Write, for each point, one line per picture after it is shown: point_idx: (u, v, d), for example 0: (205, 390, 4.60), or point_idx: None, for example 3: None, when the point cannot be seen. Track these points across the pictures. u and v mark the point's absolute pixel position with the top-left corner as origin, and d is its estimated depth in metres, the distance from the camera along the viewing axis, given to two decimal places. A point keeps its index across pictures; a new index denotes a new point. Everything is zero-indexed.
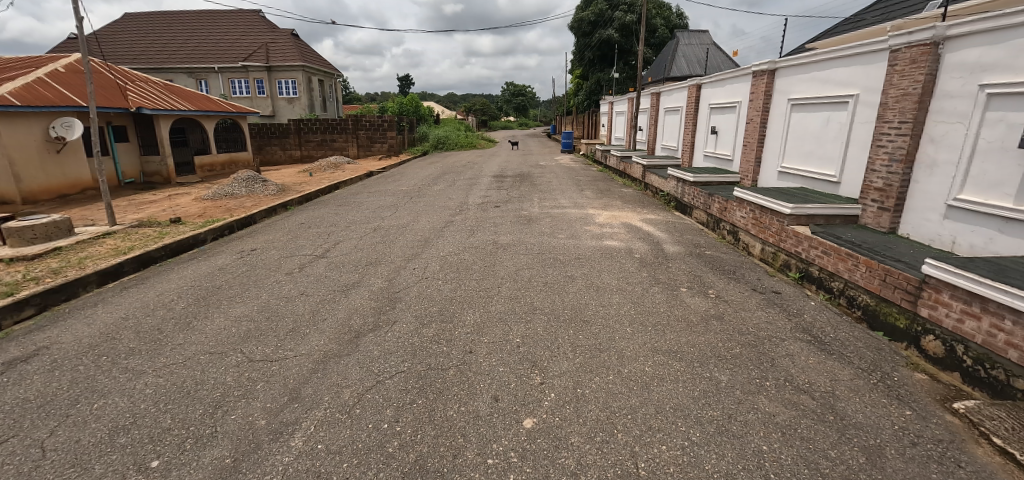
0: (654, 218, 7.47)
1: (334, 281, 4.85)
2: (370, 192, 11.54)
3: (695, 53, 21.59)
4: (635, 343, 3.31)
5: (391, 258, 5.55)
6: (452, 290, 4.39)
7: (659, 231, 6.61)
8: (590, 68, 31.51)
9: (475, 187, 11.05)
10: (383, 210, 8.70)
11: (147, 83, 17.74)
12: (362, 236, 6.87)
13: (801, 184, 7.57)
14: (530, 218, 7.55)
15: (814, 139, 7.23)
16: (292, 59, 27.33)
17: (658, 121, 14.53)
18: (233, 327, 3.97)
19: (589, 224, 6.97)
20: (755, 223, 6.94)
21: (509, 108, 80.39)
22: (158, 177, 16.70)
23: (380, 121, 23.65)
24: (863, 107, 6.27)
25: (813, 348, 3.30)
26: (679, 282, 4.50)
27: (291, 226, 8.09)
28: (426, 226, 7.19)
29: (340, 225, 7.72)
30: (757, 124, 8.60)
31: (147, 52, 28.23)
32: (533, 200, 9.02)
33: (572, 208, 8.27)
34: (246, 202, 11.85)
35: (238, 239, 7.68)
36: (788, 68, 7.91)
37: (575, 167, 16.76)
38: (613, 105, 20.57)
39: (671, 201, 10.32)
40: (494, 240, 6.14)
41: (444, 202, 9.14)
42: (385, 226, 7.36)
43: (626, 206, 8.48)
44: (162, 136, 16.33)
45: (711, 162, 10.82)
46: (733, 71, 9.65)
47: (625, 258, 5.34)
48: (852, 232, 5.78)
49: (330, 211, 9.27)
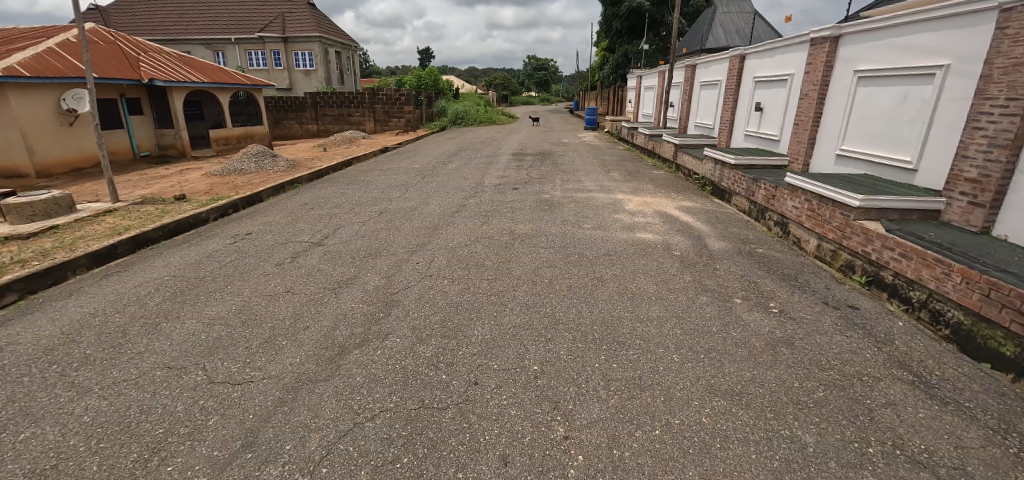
0: (692, 207, 6.64)
1: (325, 276, 4.23)
2: (382, 169, 10.88)
3: (734, 22, 20.01)
4: (687, 379, 2.60)
5: (394, 248, 4.90)
6: (458, 293, 3.71)
7: (699, 222, 5.79)
8: (617, 39, 29.95)
9: (493, 166, 10.29)
10: (393, 191, 8.04)
11: (161, 53, 17.31)
12: (366, 220, 6.24)
13: (864, 170, 6.68)
14: (551, 203, 6.80)
15: (884, 117, 6.32)
16: (309, 29, 26.62)
17: (692, 97, 13.43)
18: (202, 335, 3.38)
19: (618, 212, 6.19)
20: (811, 216, 6.08)
21: (530, 83, 78.25)
22: (173, 150, 16.37)
23: (397, 94, 22.85)
24: (954, 81, 5.35)
25: (921, 396, 2.59)
26: (732, 291, 3.76)
27: (294, 207, 7.52)
28: (436, 210, 6.50)
29: (344, 207, 7.10)
30: (813, 100, 7.63)
31: (165, 22, 27.97)
32: (556, 183, 8.24)
33: (599, 192, 7.46)
34: (254, 179, 11.35)
35: (238, 219, 7.14)
36: (855, 35, 6.91)
37: (600, 145, 15.78)
38: (642, 79, 19.35)
39: (707, 186, 9.41)
40: (510, 230, 5.42)
41: (459, 183, 8.43)
42: (393, 209, 6.71)
43: (659, 190, 7.64)
44: (177, 109, 15.92)
45: (753, 143, 9.84)
46: (785, 39, 8.61)
47: (663, 255, 4.58)
48: (935, 230, 4.90)
49: (338, 191, 8.66)
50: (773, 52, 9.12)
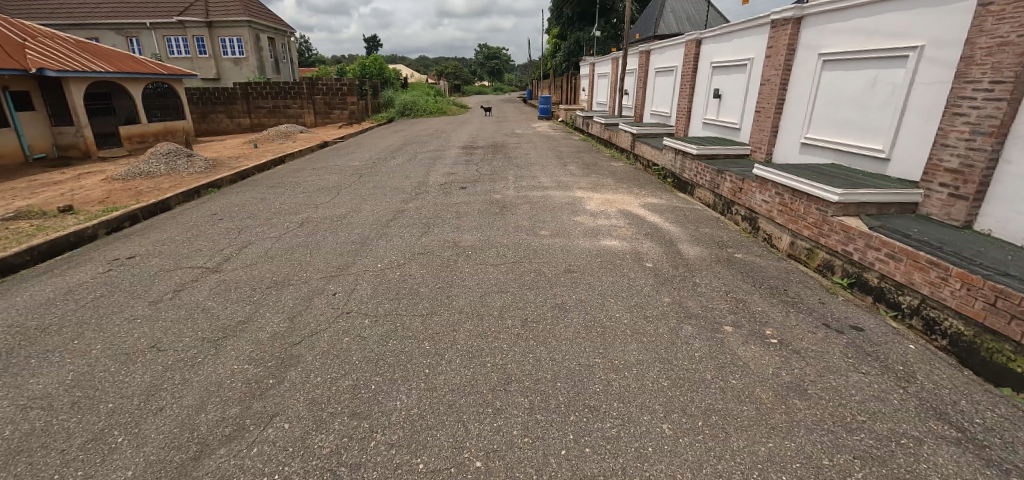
0: (658, 204, 6.03)
1: (210, 322, 3.26)
2: (315, 168, 9.70)
3: (684, 8, 19.75)
4: (687, 468, 1.90)
5: (309, 272, 3.95)
6: (381, 339, 2.85)
7: (668, 223, 5.16)
8: (569, 26, 29.29)
9: (440, 162, 9.36)
10: (322, 195, 6.97)
11: (55, 40, 15.07)
12: (282, 234, 5.21)
13: (832, 159, 6.29)
14: (504, 203, 5.99)
15: (852, 103, 5.93)
16: (236, 13, 24.36)
17: (648, 84, 12.96)
18: (5, 430, 2.36)
19: (578, 213, 5.48)
20: (783, 210, 5.58)
21: (482, 72, 76.69)
22: (75, 150, 14.29)
23: (338, 84, 21.20)
24: (929, 64, 4.95)
25: (978, 465, 2.00)
26: (720, 315, 3.10)
27: (200, 218, 6.35)
28: (369, 218, 5.55)
29: (259, 217, 6.02)
30: (776, 86, 7.19)
31: (68, 5, 25.09)
32: (508, 179, 7.44)
33: (555, 189, 6.74)
34: (163, 183, 9.91)
35: (126, 237, 5.91)
36: (818, 16, 6.49)
37: (555, 135, 15.10)
38: (595, 66, 18.78)
39: (668, 177, 8.91)
40: (455, 241, 4.59)
41: (399, 182, 7.46)
42: (318, 218, 5.70)
43: (620, 185, 7.01)
44: (76, 104, 13.88)
45: (712, 132, 9.43)
46: (743, 22, 8.16)
47: (633, 268, 3.88)
48: (918, 226, 4.48)
49: (258, 196, 7.50)
50: (731, 36, 8.67)
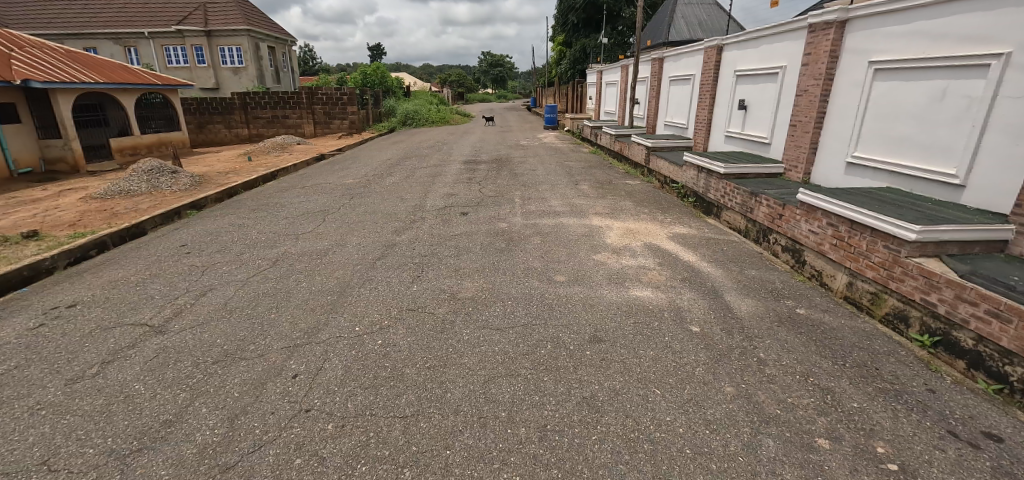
0: (689, 235, 5.20)
1: (129, 424, 2.48)
2: (305, 186, 8.94)
3: (696, 14, 19.03)
4: None
5: (269, 339, 3.15)
6: (346, 466, 2.05)
7: (707, 262, 4.33)
8: (574, 33, 28.81)
9: (439, 180, 8.57)
10: (305, 222, 6.19)
11: (43, 50, 14.48)
12: (250, 276, 4.42)
13: (886, 182, 5.48)
14: (510, 234, 5.20)
15: (913, 119, 5.12)
16: (235, 21, 23.87)
17: (661, 93, 12.21)
18: None
19: (597, 247, 4.66)
20: (838, 244, 4.74)
21: (486, 79, 76.03)
22: (63, 165, 13.56)
23: (338, 93, 20.54)
24: (1018, 74, 4.16)
25: None
26: (809, 421, 2.28)
27: (166, 252, 5.60)
28: (354, 253, 4.76)
29: (231, 252, 5.25)
30: (815, 97, 6.39)
31: (65, 14, 24.75)
32: (515, 202, 6.62)
33: (568, 214, 5.94)
34: (142, 203, 9.19)
35: (79, 276, 5.16)
36: (868, 19, 5.70)
37: (563, 147, 14.32)
38: (603, 74, 18.06)
39: (690, 196, 8.10)
40: (454, 288, 3.78)
41: (393, 205, 6.70)
42: (295, 254, 4.91)
43: (642, 210, 6.21)
44: (64, 115, 13.19)
45: (736, 146, 8.64)
46: (773, 26, 7.39)
47: (675, 334, 3.05)
48: (1018, 273, 3.65)
49: (237, 222, 6.74)
50: (759, 42, 7.90)
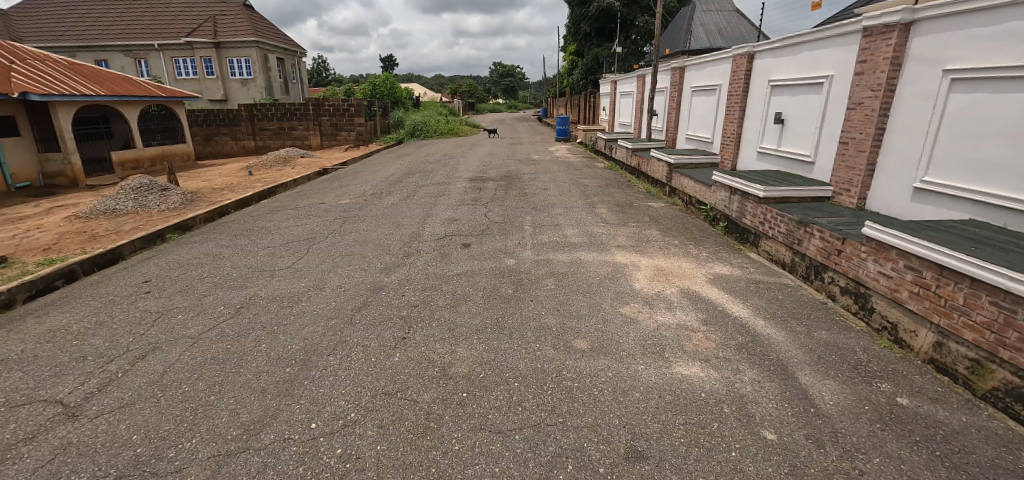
0: (733, 276, 4.34)
1: None
2: (297, 207, 8.24)
3: (715, 21, 18.24)
4: None
5: (197, 442, 2.39)
6: None
7: (762, 319, 3.49)
8: (587, 43, 28.21)
9: (442, 201, 7.80)
10: (286, 254, 5.44)
11: (45, 62, 14.13)
12: (206, 331, 3.67)
13: (969, 214, 4.62)
14: (519, 272, 4.40)
15: (1009, 140, 4.29)
16: (243, 32, 23.61)
17: (683, 105, 11.38)
18: None
19: (624, 295, 3.83)
20: (921, 293, 3.84)
21: (497, 89, 75.75)
22: (62, 178, 12.90)
23: (345, 104, 19.98)
24: None
25: None
26: None
27: (127, 289, 4.89)
28: (332, 299, 3.99)
29: (194, 293, 4.52)
30: (874, 111, 5.51)
31: (77, 26, 24.76)
32: (525, 230, 5.81)
33: (587, 247, 5.12)
34: (126, 224, 8.58)
35: (19, 319, 4.45)
36: (942, 20, 4.84)
37: (576, 162, 13.53)
38: (618, 84, 17.28)
39: (720, 220, 7.23)
40: (445, 358, 2.96)
41: (387, 233, 5.93)
42: (264, 299, 4.14)
43: (671, 241, 5.37)
44: (63, 127, 12.59)
45: (771, 165, 7.77)
46: (818, 30, 6.54)
47: (744, 446, 2.22)
48: None
49: (215, 251, 6.04)
50: (799, 49, 7.06)
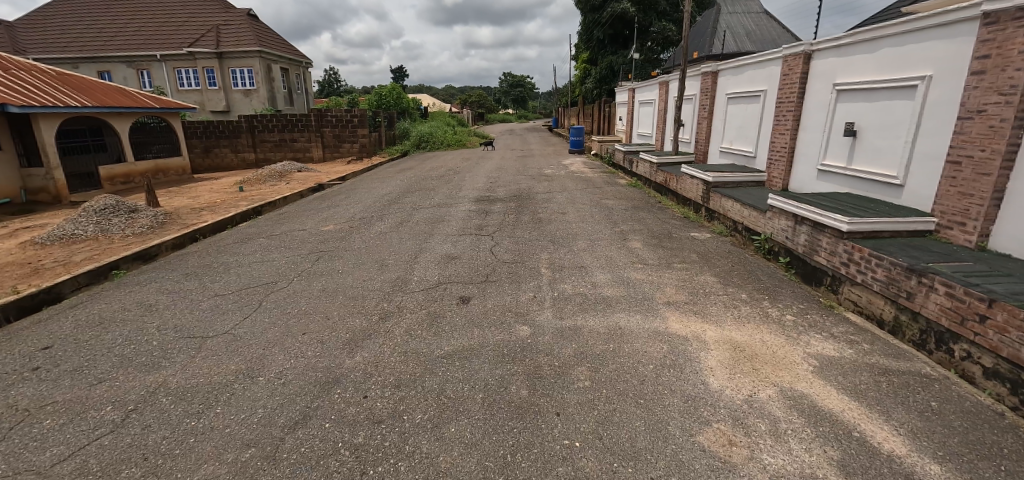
0: (846, 362, 2.99)
1: None
2: (272, 235, 7.05)
3: (742, 24, 16.95)
4: None
5: None
6: None
7: (934, 462, 2.15)
8: (601, 50, 27.10)
9: (440, 230, 6.56)
10: (234, 308, 4.20)
11: (30, 72, 13.20)
12: (65, 462, 2.40)
13: None
14: (537, 351, 3.10)
15: None
16: (245, 41, 22.80)
17: (716, 114, 10.07)
18: None
19: (701, 404, 2.52)
20: None
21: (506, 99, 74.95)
22: (44, 194, 11.66)
23: (348, 114, 18.90)
24: None
25: None
26: None
27: (17, 362, 3.66)
28: (265, 402, 2.70)
29: (93, 375, 3.28)
30: (1007, 121, 4.13)
31: (81, 35, 24.24)
32: (542, 276, 4.52)
33: (627, 304, 3.81)
34: (80, 254, 7.46)
35: None
36: None
37: (594, 178, 12.26)
38: (636, 92, 16.02)
39: (778, 256, 5.86)
40: None
41: (367, 278, 4.66)
42: (172, 395, 2.89)
43: (738, 295, 4.03)
44: (45, 141, 11.38)
45: (837, 186, 6.41)
46: (906, 21, 5.22)
47: None
48: None
49: (156, 297, 4.83)
50: (876, 44, 5.73)
